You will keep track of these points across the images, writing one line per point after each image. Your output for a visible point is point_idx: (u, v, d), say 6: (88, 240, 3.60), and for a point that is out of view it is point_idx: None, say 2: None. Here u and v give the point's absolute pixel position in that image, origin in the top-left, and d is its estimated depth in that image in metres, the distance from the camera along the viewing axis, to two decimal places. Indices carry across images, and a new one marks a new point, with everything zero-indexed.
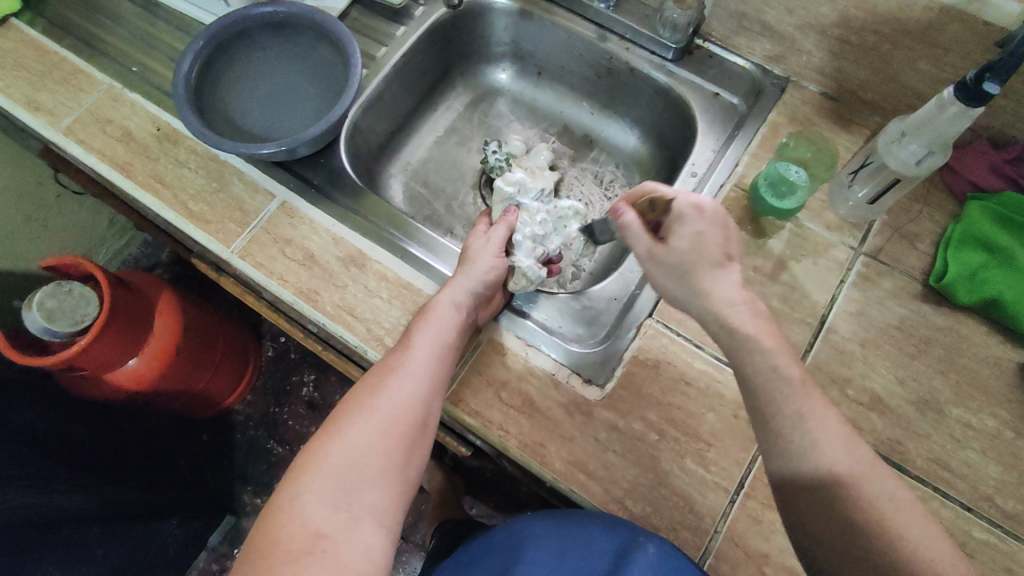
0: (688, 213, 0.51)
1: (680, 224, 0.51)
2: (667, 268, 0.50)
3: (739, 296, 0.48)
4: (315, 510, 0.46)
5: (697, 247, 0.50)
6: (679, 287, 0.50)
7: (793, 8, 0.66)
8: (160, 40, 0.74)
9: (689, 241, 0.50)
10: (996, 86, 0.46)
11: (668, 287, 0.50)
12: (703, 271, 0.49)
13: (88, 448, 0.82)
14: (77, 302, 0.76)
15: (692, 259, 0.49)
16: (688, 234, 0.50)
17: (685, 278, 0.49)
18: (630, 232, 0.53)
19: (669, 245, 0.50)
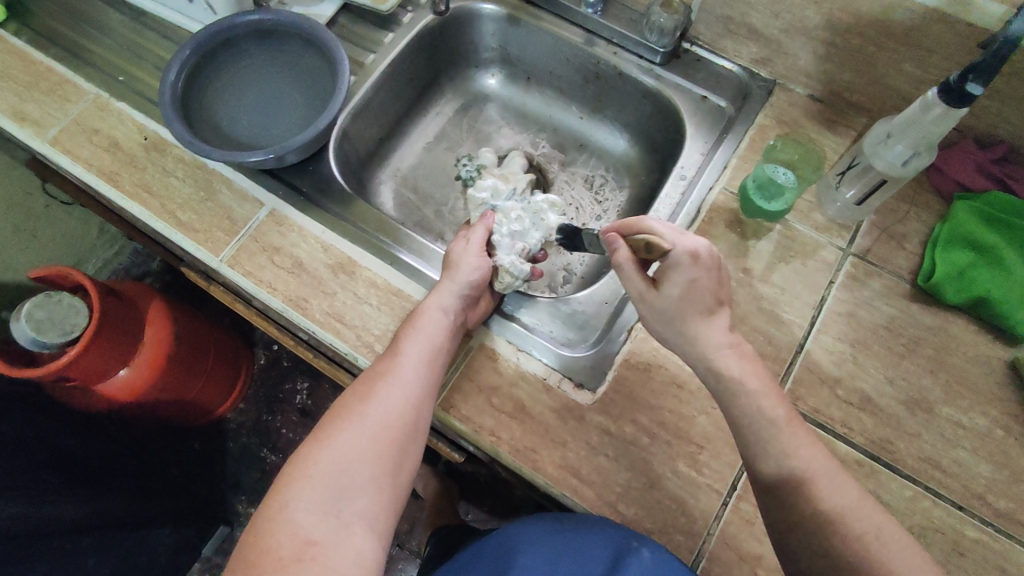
0: (684, 263, 0.50)
1: (674, 273, 0.51)
2: (660, 313, 0.52)
3: (726, 342, 0.51)
4: (305, 517, 0.45)
5: (689, 297, 0.51)
6: (667, 330, 0.52)
7: (778, 12, 0.65)
8: (148, 49, 0.74)
9: (682, 291, 0.51)
10: (980, 87, 0.47)
11: (658, 327, 0.53)
12: (692, 320, 0.51)
13: (82, 459, 0.82)
14: (66, 312, 0.76)
15: (683, 309, 0.51)
16: (681, 284, 0.51)
17: (673, 325, 0.52)
18: (624, 274, 0.53)
19: (661, 292, 0.52)
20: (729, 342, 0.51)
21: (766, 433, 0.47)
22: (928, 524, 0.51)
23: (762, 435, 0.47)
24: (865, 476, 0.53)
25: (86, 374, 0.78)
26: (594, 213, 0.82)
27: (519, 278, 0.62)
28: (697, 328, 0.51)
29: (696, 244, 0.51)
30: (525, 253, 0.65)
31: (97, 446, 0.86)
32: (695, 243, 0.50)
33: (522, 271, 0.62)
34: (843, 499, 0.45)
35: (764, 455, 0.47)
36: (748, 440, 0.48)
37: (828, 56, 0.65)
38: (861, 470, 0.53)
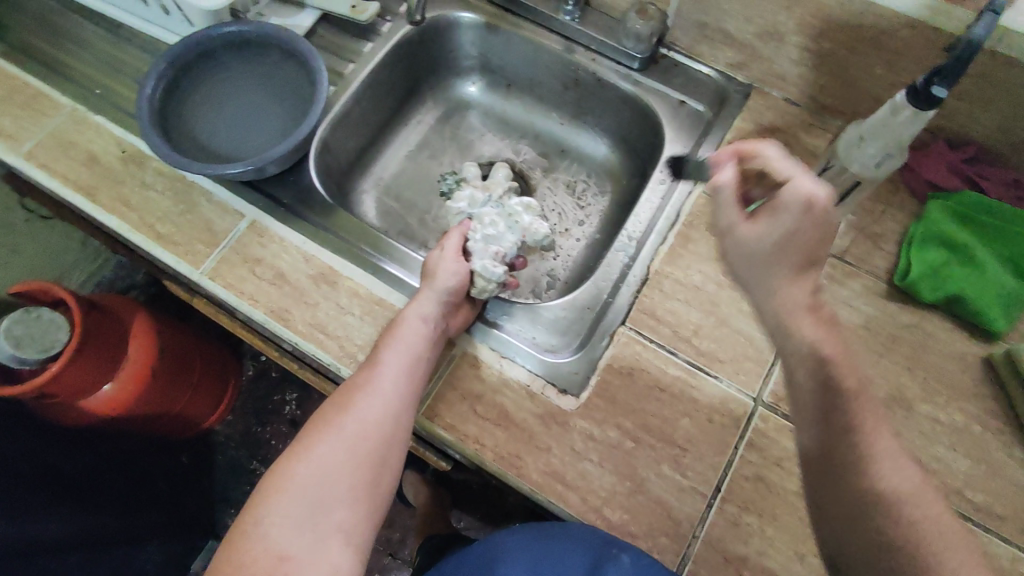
0: (791, 208, 0.43)
1: (775, 215, 0.44)
2: (745, 253, 0.46)
3: (806, 302, 0.43)
4: (280, 532, 0.45)
5: (786, 246, 0.44)
6: (749, 273, 0.46)
7: (751, 17, 0.65)
8: (125, 62, 0.73)
9: (780, 235, 0.44)
10: (945, 90, 0.48)
11: (739, 265, 0.47)
12: (779, 269, 0.44)
13: (69, 476, 0.81)
14: (47, 328, 0.75)
15: (773, 256, 0.44)
16: (778, 229, 0.44)
17: (753, 267, 0.46)
18: (721, 203, 0.48)
19: (754, 229, 0.45)
20: (812, 306, 0.44)
21: (825, 403, 0.42)
22: None
23: (818, 405, 0.42)
24: None
25: (69, 391, 0.77)
26: (576, 218, 0.82)
27: (496, 282, 0.62)
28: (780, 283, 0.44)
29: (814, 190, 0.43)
30: (500, 257, 0.65)
31: (85, 461, 0.85)
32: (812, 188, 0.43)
33: (495, 274, 0.62)
34: (899, 482, 0.40)
35: (827, 428, 0.42)
36: (806, 412, 0.44)
37: (803, 60, 0.66)
38: None
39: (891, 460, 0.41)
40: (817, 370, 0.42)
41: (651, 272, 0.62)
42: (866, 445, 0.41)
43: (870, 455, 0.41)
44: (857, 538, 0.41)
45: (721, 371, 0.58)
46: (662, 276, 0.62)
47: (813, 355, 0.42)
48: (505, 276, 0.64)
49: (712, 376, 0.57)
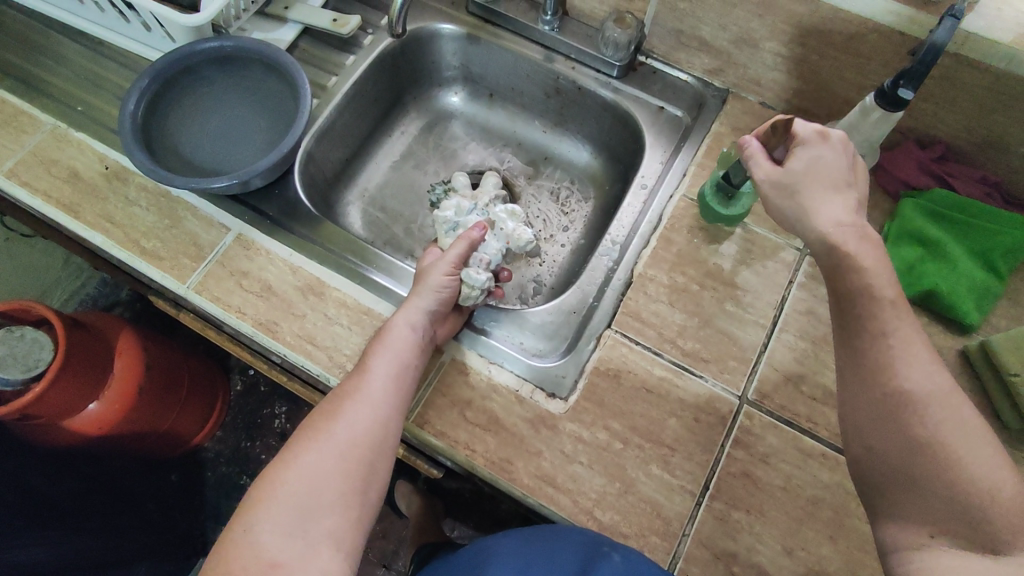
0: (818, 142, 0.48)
1: (801, 148, 0.49)
2: (780, 187, 0.49)
3: (848, 218, 0.46)
4: (270, 539, 0.46)
5: (817, 173, 0.48)
6: (786, 207, 0.48)
7: (726, 24, 0.67)
8: (106, 77, 0.73)
9: (808, 162, 0.48)
10: (910, 92, 0.50)
11: (776, 206, 0.49)
12: (813, 192, 0.47)
13: (51, 500, 0.79)
14: (31, 347, 0.74)
15: (806, 183, 0.48)
16: (810, 159, 0.48)
17: (795, 198, 0.48)
18: (750, 160, 0.51)
19: (785, 165, 0.49)
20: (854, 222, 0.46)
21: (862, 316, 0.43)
22: None
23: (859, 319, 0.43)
24: (832, 468, 0.55)
25: (54, 411, 0.76)
26: (561, 224, 0.83)
27: (481, 287, 0.62)
28: (818, 198, 0.47)
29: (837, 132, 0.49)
30: (487, 264, 0.65)
31: (67, 486, 0.83)
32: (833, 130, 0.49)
33: (478, 280, 0.62)
34: (924, 386, 0.41)
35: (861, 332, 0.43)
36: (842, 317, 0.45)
37: (777, 64, 0.68)
38: (826, 463, 0.55)
39: (922, 367, 0.41)
40: (859, 279, 0.43)
41: (635, 275, 0.63)
42: (897, 349, 0.42)
43: (900, 357, 0.42)
44: (885, 440, 0.41)
45: (706, 371, 0.59)
46: (647, 279, 0.63)
47: (855, 267, 0.44)
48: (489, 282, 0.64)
49: (698, 376, 0.58)
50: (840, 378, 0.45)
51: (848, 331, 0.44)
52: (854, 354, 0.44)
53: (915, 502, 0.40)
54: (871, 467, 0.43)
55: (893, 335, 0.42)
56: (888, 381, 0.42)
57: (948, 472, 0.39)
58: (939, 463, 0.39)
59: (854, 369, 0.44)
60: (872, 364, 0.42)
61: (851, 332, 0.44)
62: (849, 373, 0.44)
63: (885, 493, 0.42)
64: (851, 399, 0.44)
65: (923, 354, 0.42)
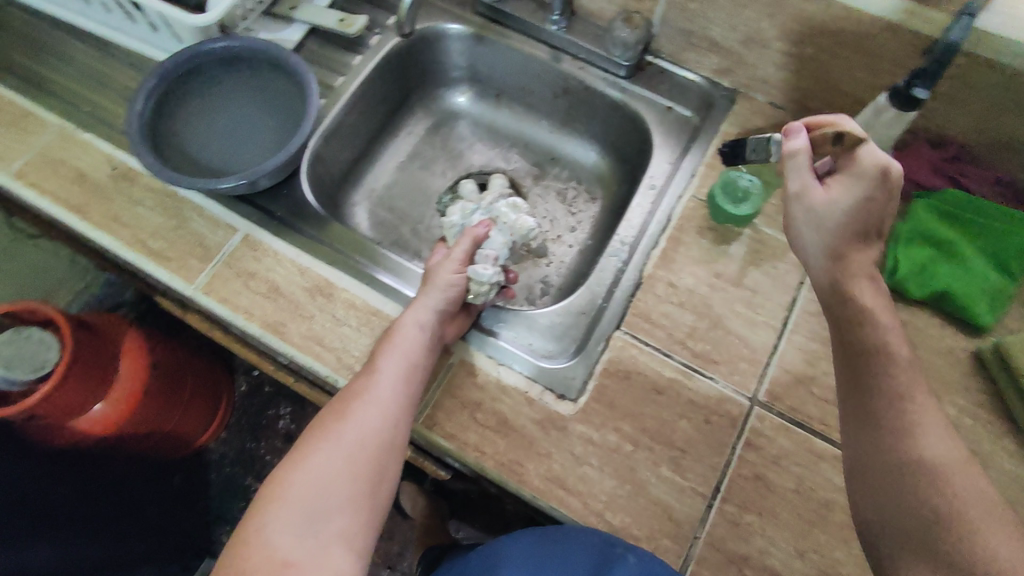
0: (875, 181, 0.47)
1: (851, 184, 0.48)
2: (814, 218, 0.50)
3: (866, 272, 0.49)
4: (280, 540, 0.45)
5: (859, 215, 0.48)
6: (812, 235, 0.51)
7: (735, 25, 0.67)
8: (113, 78, 0.73)
9: (852, 202, 0.48)
10: (925, 92, 0.51)
11: (806, 228, 0.51)
12: (842, 232, 0.49)
13: (53, 502, 0.79)
14: (38, 347, 0.74)
15: (842, 222, 0.49)
16: (855, 200, 0.48)
17: (821, 229, 0.50)
18: (795, 167, 0.51)
19: (827, 196, 0.49)
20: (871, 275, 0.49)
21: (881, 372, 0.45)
22: None
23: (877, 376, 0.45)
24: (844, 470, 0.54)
25: (59, 411, 0.76)
26: (568, 225, 0.82)
27: (490, 283, 0.62)
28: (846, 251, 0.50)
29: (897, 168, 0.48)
30: (494, 259, 0.65)
31: (71, 487, 0.83)
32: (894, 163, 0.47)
33: (485, 275, 0.61)
34: (939, 451, 0.42)
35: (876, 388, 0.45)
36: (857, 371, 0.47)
37: (786, 64, 0.67)
38: (839, 465, 0.54)
39: (937, 434, 0.43)
40: (875, 335, 0.47)
41: (644, 276, 0.63)
42: (915, 413, 0.44)
43: (917, 424, 0.43)
44: (899, 503, 0.41)
45: (717, 372, 0.58)
46: (656, 280, 0.63)
47: (869, 322, 0.47)
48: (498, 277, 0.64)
49: (708, 377, 0.58)
50: (853, 440, 0.46)
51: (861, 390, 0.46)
52: (868, 414, 0.45)
53: (926, 563, 0.39)
54: (880, 529, 0.42)
55: (908, 396, 0.44)
56: (905, 442, 0.43)
57: (962, 541, 0.38)
58: (953, 529, 0.39)
59: (864, 427, 0.45)
60: (889, 425, 0.44)
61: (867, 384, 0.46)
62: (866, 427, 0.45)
63: (891, 556, 0.41)
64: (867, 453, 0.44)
65: (938, 424, 0.43)
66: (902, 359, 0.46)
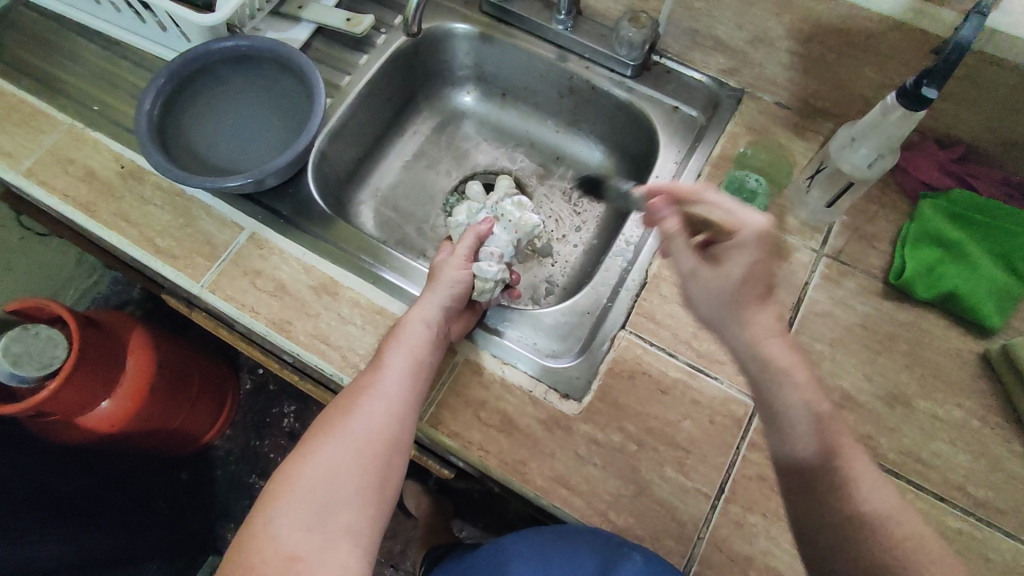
0: (750, 243, 0.44)
1: (735, 252, 0.45)
2: (711, 292, 0.46)
3: (773, 326, 0.45)
4: (289, 535, 0.46)
5: (750, 280, 0.44)
6: (718, 315, 0.46)
7: (742, 23, 0.68)
8: (122, 77, 0.74)
9: (744, 271, 0.44)
10: (934, 91, 0.49)
11: (705, 308, 0.46)
12: (750, 305, 0.44)
13: (64, 498, 0.80)
14: (45, 345, 0.75)
15: (739, 292, 0.44)
16: (742, 266, 0.44)
17: (726, 308, 0.45)
18: (676, 248, 0.48)
19: (722, 270, 0.45)
20: (779, 329, 0.45)
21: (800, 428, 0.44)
22: None
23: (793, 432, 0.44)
24: None
25: (66, 408, 0.76)
26: (573, 224, 0.83)
27: (495, 280, 0.62)
28: (750, 316, 0.44)
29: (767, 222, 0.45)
30: (499, 257, 0.66)
31: (81, 483, 0.84)
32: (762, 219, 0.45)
33: (490, 273, 0.62)
34: (876, 501, 0.44)
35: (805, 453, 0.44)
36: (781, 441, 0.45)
37: (793, 64, 0.68)
38: None
39: (871, 483, 0.45)
40: (791, 394, 0.43)
41: (650, 275, 0.63)
42: (847, 470, 0.44)
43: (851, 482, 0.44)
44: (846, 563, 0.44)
45: (721, 373, 0.58)
46: (661, 279, 0.63)
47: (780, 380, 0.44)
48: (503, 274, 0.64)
49: (712, 378, 0.58)
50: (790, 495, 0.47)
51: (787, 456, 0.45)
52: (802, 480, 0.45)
53: None
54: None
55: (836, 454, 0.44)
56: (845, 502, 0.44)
57: None
58: None
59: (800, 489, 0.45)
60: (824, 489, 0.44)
61: (793, 445, 0.45)
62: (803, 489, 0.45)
63: None
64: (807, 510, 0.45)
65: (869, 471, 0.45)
66: (823, 417, 0.44)
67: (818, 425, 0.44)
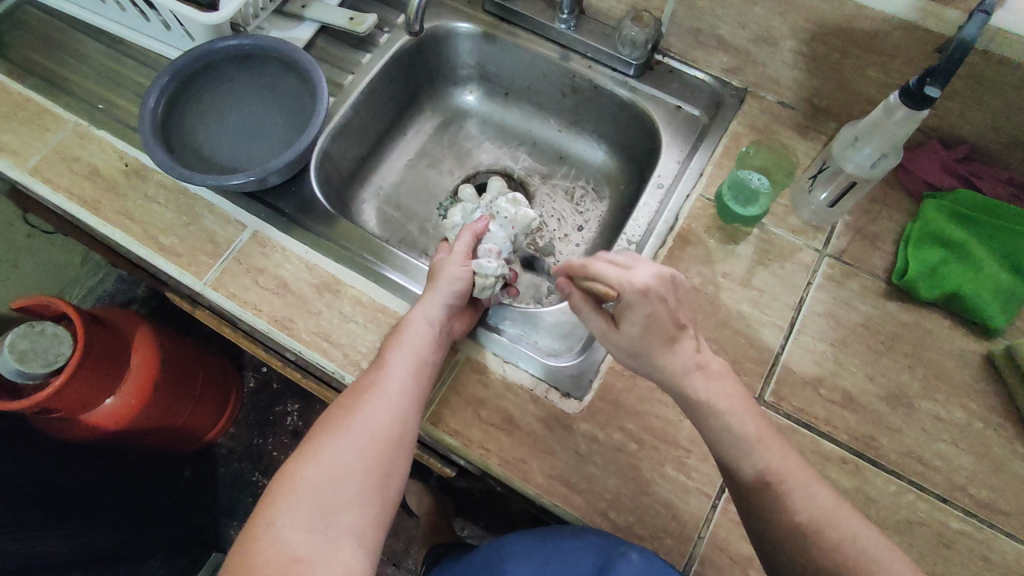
0: (636, 304, 0.49)
1: (629, 312, 0.49)
2: (626, 350, 0.51)
3: (693, 362, 0.50)
4: (292, 535, 0.46)
5: (651, 331, 0.49)
6: (640, 364, 0.51)
7: (745, 23, 0.67)
8: (126, 76, 0.74)
9: (642, 327, 0.49)
10: (937, 90, 0.49)
11: (626, 362, 0.52)
12: (659, 351, 0.50)
13: (70, 494, 0.81)
14: (50, 342, 0.75)
15: (647, 344, 0.50)
16: (640, 322, 0.49)
17: (645, 359, 0.50)
18: (582, 314, 0.53)
19: (625, 330, 0.50)
20: (698, 364, 0.50)
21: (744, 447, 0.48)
22: (914, 517, 0.52)
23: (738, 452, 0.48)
24: (850, 473, 0.54)
25: (71, 405, 0.77)
26: (575, 224, 0.83)
27: (494, 276, 0.62)
28: (660, 354, 0.50)
29: (645, 278, 0.49)
30: (496, 254, 0.65)
31: (85, 479, 0.85)
32: (640, 277, 0.49)
33: (490, 269, 0.62)
34: (826, 508, 0.46)
35: (743, 461, 0.48)
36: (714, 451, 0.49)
37: (797, 63, 0.67)
38: (845, 468, 0.54)
39: (819, 499, 0.46)
40: (718, 421, 0.49)
41: None
42: (793, 485, 0.47)
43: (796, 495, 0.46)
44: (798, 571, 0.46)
45: None
46: None
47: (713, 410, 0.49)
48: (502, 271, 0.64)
49: None
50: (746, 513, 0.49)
51: (729, 467, 0.49)
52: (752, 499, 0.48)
53: None
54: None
55: (779, 475, 0.47)
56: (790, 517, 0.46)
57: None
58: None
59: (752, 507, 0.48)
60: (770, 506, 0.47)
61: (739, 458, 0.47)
62: (753, 502, 0.48)
63: None
64: (762, 521, 0.47)
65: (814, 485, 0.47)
66: (753, 434, 0.48)
67: (751, 445, 0.48)
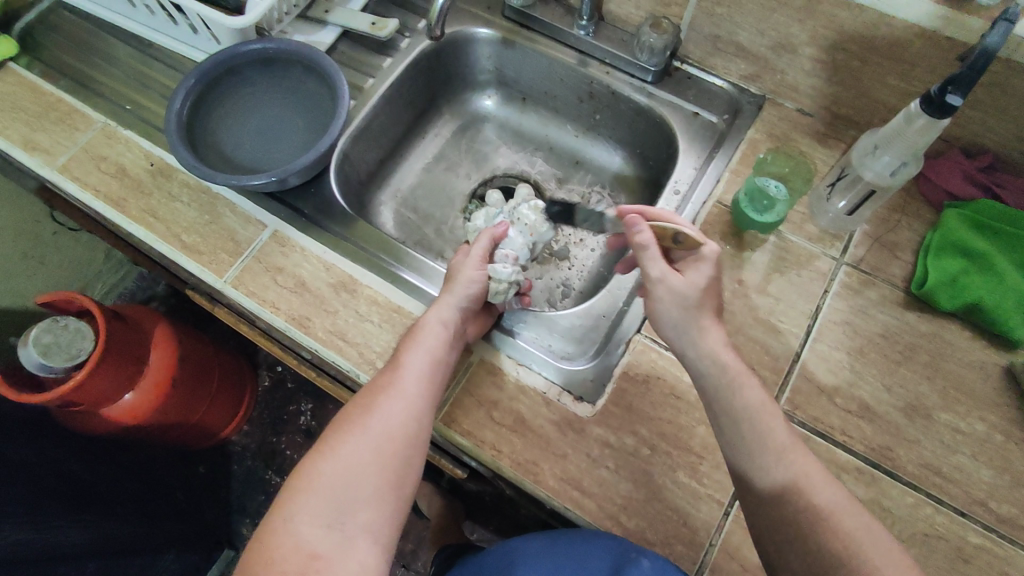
0: (711, 261, 0.55)
1: (700, 267, 0.55)
2: (679, 296, 0.54)
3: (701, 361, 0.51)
4: (309, 530, 0.46)
5: (709, 291, 0.54)
6: (681, 315, 0.54)
7: (764, 29, 0.67)
8: (154, 78, 0.76)
9: (704, 284, 0.54)
10: (959, 98, 0.48)
11: (670, 311, 0.54)
12: (705, 313, 0.53)
13: (89, 485, 0.82)
14: (73, 336, 0.77)
15: (702, 298, 0.54)
16: (704, 277, 0.55)
17: (690, 310, 0.53)
18: (647, 253, 0.56)
19: (688, 279, 0.54)
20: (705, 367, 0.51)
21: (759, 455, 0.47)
22: (931, 531, 0.51)
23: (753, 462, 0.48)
24: (866, 483, 0.53)
25: (91, 399, 0.78)
26: None
27: (508, 282, 0.63)
28: (707, 320, 0.53)
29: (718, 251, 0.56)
30: (513, 259, 0.66)
31: (102, 470, 0.87)
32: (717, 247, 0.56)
33: (504, 273, 0.62)
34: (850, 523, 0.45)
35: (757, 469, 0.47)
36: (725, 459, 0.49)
37: (816, 71, 0.67)
38: (861, 478, 0.53)
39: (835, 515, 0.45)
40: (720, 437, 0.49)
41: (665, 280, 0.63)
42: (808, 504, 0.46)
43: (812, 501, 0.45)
44: None
45: None
46: None
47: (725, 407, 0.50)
48: (518, 275, 0.64)
49: None
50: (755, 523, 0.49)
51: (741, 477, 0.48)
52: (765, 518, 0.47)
53: None
54: None
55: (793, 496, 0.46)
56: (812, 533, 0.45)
57: None
58: None
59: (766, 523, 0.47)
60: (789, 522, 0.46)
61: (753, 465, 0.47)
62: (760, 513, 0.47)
63: None
64: (765, 533, 0.47)
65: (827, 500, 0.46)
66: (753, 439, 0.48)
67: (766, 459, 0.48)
